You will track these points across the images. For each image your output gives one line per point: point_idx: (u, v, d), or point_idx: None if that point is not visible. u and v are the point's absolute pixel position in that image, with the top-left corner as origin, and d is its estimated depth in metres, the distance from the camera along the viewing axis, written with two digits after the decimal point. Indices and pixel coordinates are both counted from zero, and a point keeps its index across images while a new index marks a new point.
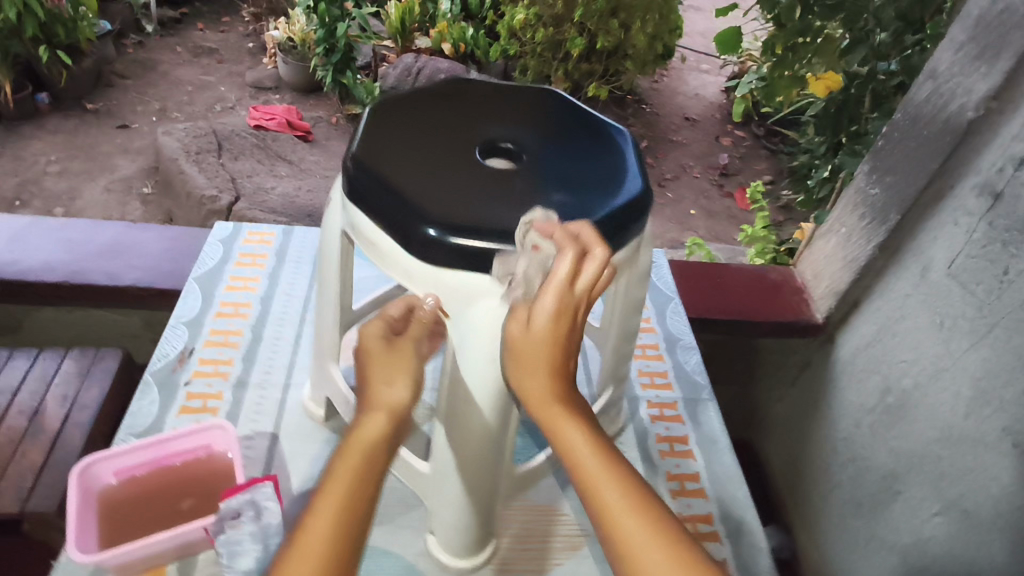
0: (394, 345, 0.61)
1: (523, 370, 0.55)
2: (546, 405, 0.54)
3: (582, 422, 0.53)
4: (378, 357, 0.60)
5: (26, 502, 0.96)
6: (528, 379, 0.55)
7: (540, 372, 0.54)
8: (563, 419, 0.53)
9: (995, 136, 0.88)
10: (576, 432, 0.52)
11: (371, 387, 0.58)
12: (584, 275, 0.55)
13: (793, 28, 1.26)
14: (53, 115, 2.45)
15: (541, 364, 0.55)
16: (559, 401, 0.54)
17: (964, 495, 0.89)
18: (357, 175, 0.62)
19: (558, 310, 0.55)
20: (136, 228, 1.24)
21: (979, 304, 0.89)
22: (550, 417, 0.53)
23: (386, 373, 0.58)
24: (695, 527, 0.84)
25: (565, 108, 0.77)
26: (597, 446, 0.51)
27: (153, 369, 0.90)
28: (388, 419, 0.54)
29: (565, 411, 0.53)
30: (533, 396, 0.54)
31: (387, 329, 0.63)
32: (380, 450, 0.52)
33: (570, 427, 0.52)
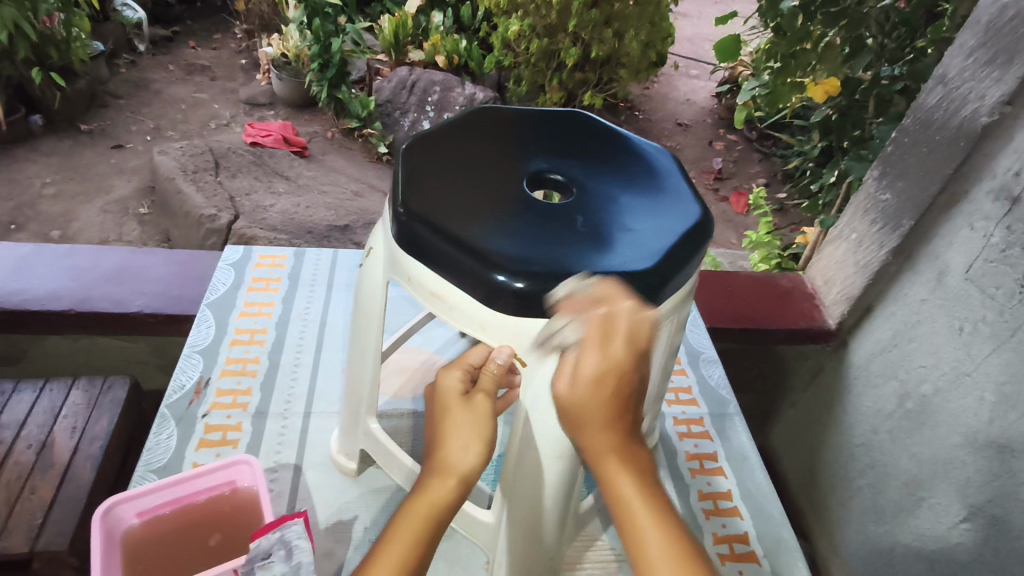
0: (470, 398, 0.62)
1: (578, 424, 0.55)
2: (601, 452, 0.55)
3: (636, 474, 0.54)
4: (451, 411, 0.62)
5: (37, 540, 0.93)
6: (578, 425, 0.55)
7: (596, 429, 0.55)
8: (616, 468, 0.54)
9: (1011, 139, 0.87)
10: (630, 484, 0.54)
11: (446, 441, 0.61)
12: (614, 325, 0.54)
13: (794, 36, 1.23)
14: (47, 137, 2.42)
15: (594, 423, 0.55)
16: (613, 451, 0.55)
17: (992, 501, 0.86)
18: (410, 224, 0.58)
19: (602, 372, 0.54)
20: (141, 253, 1.22)
21: (999, 308, 0.87)
22: (606, 468, 0.55)
23: (462, 433, 0.61)
24: (731, 548, 0.83)
25: (594, 129, 0.76)
26: (649, 500, 0.53)
27: (169, 402, 0.88)
28: (458, 486, 0.59)
29: (621, 462, 0.55)
30: (589, 447, 0.55)
31: (466, 378, 0.64)
32: (444, 513, 0.58)
33: (625, 479, 0.54)
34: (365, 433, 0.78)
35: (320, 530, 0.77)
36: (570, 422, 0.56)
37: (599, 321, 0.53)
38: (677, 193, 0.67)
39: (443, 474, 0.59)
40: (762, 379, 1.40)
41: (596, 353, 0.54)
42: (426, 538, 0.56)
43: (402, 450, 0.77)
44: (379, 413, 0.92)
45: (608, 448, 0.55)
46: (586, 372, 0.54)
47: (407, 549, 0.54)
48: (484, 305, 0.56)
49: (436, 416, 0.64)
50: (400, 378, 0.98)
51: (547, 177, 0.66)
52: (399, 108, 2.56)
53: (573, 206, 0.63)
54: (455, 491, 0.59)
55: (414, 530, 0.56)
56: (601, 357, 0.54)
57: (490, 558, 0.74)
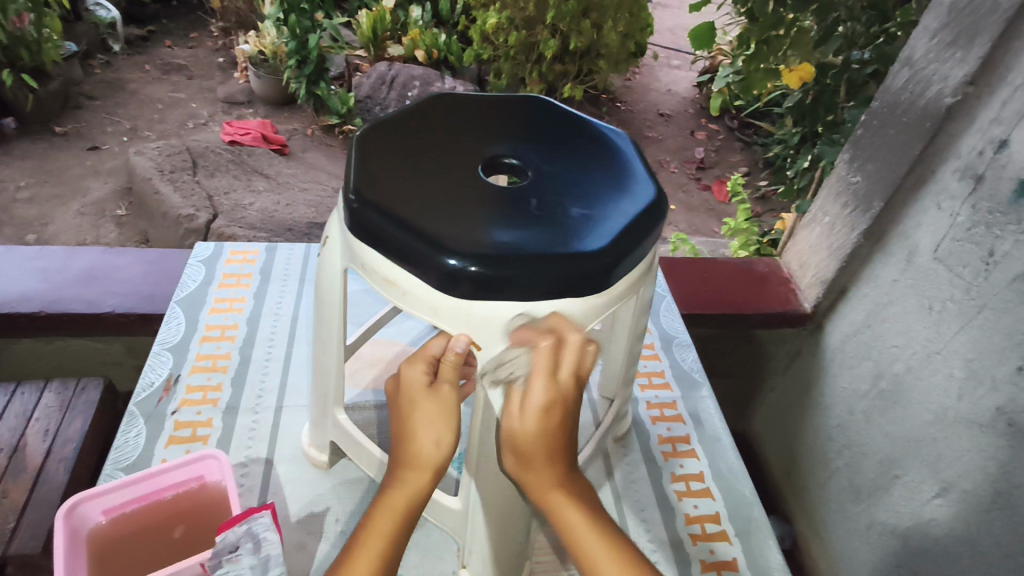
0: (435, 389, 0.62)
1: (520, 461, 0.58)
2: (547, 487, 0.57)
3: (580, 504, 0.58)
4: (420, 403, 0.61)
5: (10, 545, 0.92)
6: (520, 453, 0.58)
7: (541, 465, 0.57)
8: (563, 501, 0.57)
9: (973, 120, 0.88)
10: (576, 512, 0.57)
11: (415, 435, 0.61)
12: (565, 363, 0.57)
13: (767, 21, 1.21)
14: (21, 140, 2.39)
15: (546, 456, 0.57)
16: (559, 483, 0.58)
17: (961, 476, 0.87)
18: (362, 211, 0.57)
19: (548, 406, 0.56)
20: (113, 252, 1.21)
21: (966, 286, 0.88)
22: (550, 500, 0.58)
23: (430, 427, 0.60)
24: (702, 528, 0.84)
25: (553, 114, 0.76)
26: (594, 523, 0.57)
27: (138, 400, 0.87)
28: (431, 478, 0.60)
29: (565, 495, 0.57)
30: (535, 483, 0.58)
31: (430, 369, 0.64)
32: (416, 509, 0.59)
33: (570, 510, 0.57)
34: (334, 424, 0.78)
35: (290, 523, 0.77)
36: (517, 458, 0.58)
37: (548, 351, 0.56)
38: (634, 174, 0.67)
39: (416, 468, 0.59)
40: (741, 365, 1.40)
41: (542, 385, 0.56)
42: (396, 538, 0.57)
43: (370, 440, 0.77)
44: (350, 405, 0.92)
45: (553, 483, 0.57)
46: (535, 406, 0.56)
47: (380, 545, 0.56)
48: (439, 291, 0.56)
49: (402, 408, 0.63)
50: (372, 371, 0.98)
51: (503, 162, 0.67)
52: (379, 104, 2.54)
53: (528, 189, 0.63)
54: (427, 484, 0.60)
55: (389, 527, 0.57)
56: (543, 392, 0.56)
57: (459, 545, 0.74)
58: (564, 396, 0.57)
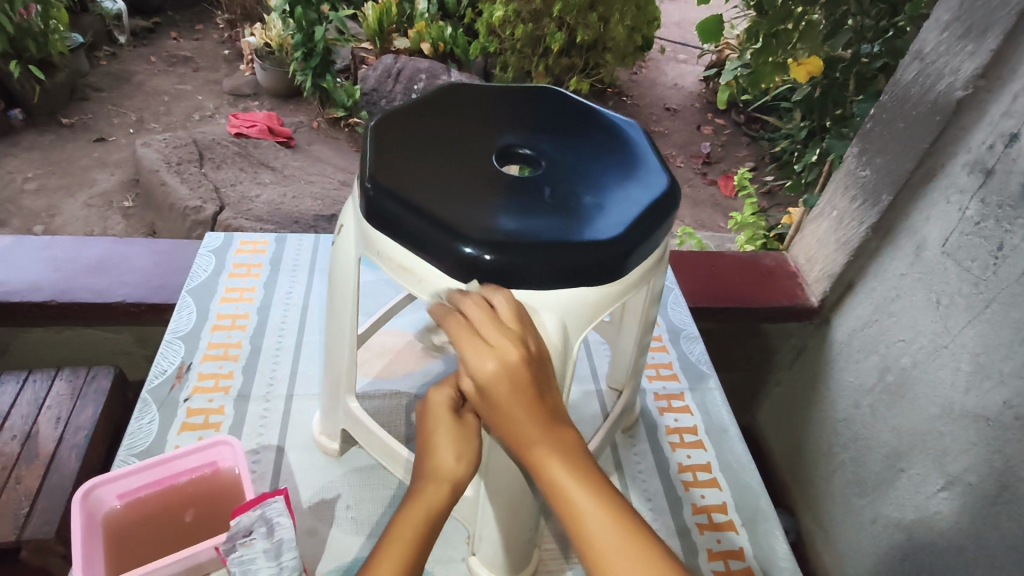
0: (461, 417, 0.60)
1: (494, 416, 0.52)
2: (528, 441, 0.51)
3: (566, 456, 0.51)
4: (443, 427, 0.60)
5: (24, 530, 0.94)
6: (490, 402, 0.52)
7: (517, 414, 0.51)
8: (546, 455, 0.51)
9: (985, 114, 0.87)
10: (560, 466, 0.50)
11: (435, 451, 0.59)
12: (488, 313, 0.52)
13: (776, 15, 1.22)
14: (27, 131, 2.39)
15: (515, 412, 0.51)
16: (540, 436, 0.51)
17: (968, 469, 0.87)
18: (378, 199, 0.58)
19: (495, 367, 0.50)
20: (124, 243, 1.22)
21: (975, 281, 0.88)
22: (533, 455, 0.51)
23: (451, 444, 0.59)
24: (709, 517, 0.84)
25: (566, 104, 0.76)
26: (581, 478, 0.49)
27: (150, 387, 0.88)
28: (450, 491, 0.58)
29: (550, 447, 0.51)
30: (517, 442, 0.52)
31: (456, 397, 0.62)
32: (438, 521, 0.56)
33: (552, 462, 0.50)
34: (345, 413, 0.78)
35: (302, 509, 0.78)
36: (494, 412, 0.52)
37: (467, 315, 0.52)
38: (646, 163, 0.67)
39: (436, 480, 0.58)
40: (747, 358, 1.41)
41: (476, 348, 0.51)
42: (422, 541, 0.54)
43: (383, 429, 0.77)
44: (361, 394, 0.93)
45: (536, 435, 0.51)
46: (483, 366, 0.51)
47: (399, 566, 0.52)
48: (455, 279, 0.57)
49: (424, 429, 0.61)
50: (381, 361, 0.99)
51: (516, 151, 0.67)
52: (384, 97, 2.54)
53: (541, 179, 0.63)
54: (449, 499, 0.58)
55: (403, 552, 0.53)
56: (484, 352, 0.51)
57: (471, 533, 0.75)
58: (505, 352, 0.51)
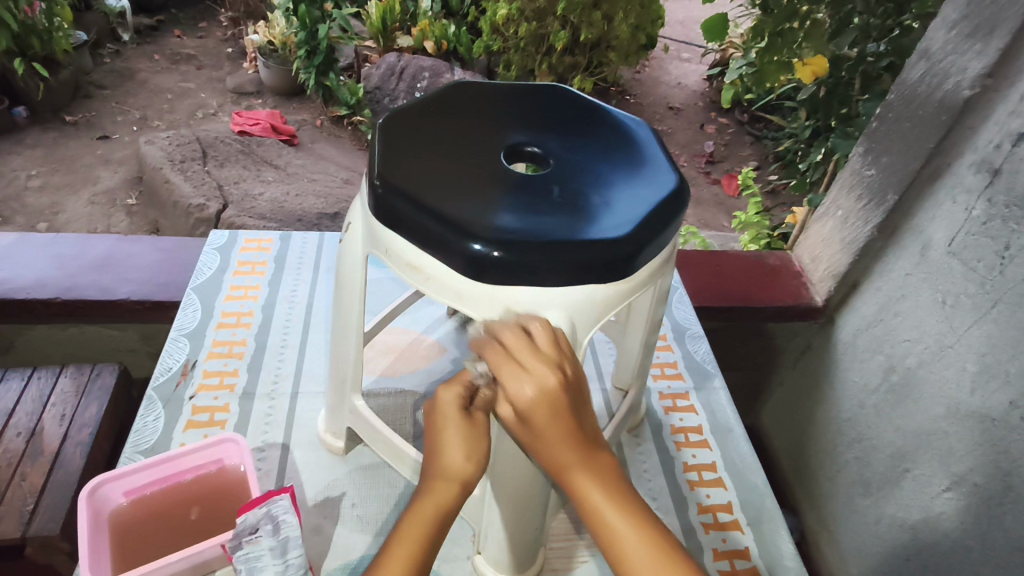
0: (470, 416, 0.59)
1: (532, 442, 0.53)
2: (566, 466, 0.52)
3: (604, 482, 0.52)
4: (453, 426, 0.58)
5: (29, 526, 0.94)
6: (529, 428, 0.52)
7: (557, 443, 0.52)
8: (584, 479, 0.52)
9: (992, 113, 0.87)
10: (598, 491, 0.52)
11: (445, 450, 0.58)
12: (528, 343, 0.53)
13: (781, 14, 1.21)
14: (31, 128, 2.40)
15: (553, 439, 0.52)
16: (578, 462, 0.52)
17: (973, 470, 0.87)
18: (386, 196, 0.58)
19: (537, 397, 0.51)
20: (128, 240, 1.22)
21: (981, 281, 0.88)
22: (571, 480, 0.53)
23: (462, 445, 0.58)
24: (715, 517, 0.84)
25: (573, 103, 0.76)
26: (620, 503, 0.51)
27: (155, 384, 0.88)
28: (460, 491, 0.58)
29: (588, 472, 0.52)
30: (554, 466, 0.53)
31: (465, 393, 0.59)
32: (447, 521, 0.57)
33: (591, 487, 0.52)
34: (351, 410, 0.78)
35: (307, 506, 0.78)
36: (533, 439, 0.53)
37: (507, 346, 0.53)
38: (654, 162, 0.67)
39: (446, 480, 0.58)
40: (752, 358, 1.40)
41: (517, 378, 0.51)
42: (430, 541, 0.55)
43: (389, 428, 0.77)
44: (366, 393, 0.93)
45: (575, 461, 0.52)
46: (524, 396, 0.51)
47: (408, 563, 0.53)
48: (464, 277, 0.57)
49: (432, 425, 0.60)
50: (386, 359, 0.99)
51: (524, 150, 0.67)
52: (387, 95, 2.53)
53: (549, 177, 0.63)
54: (457, 498, 0.58)
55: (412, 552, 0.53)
56: (526, 381, 0.51)
57: (477, 532, 0.75)
58: (546, 384, 0.51)
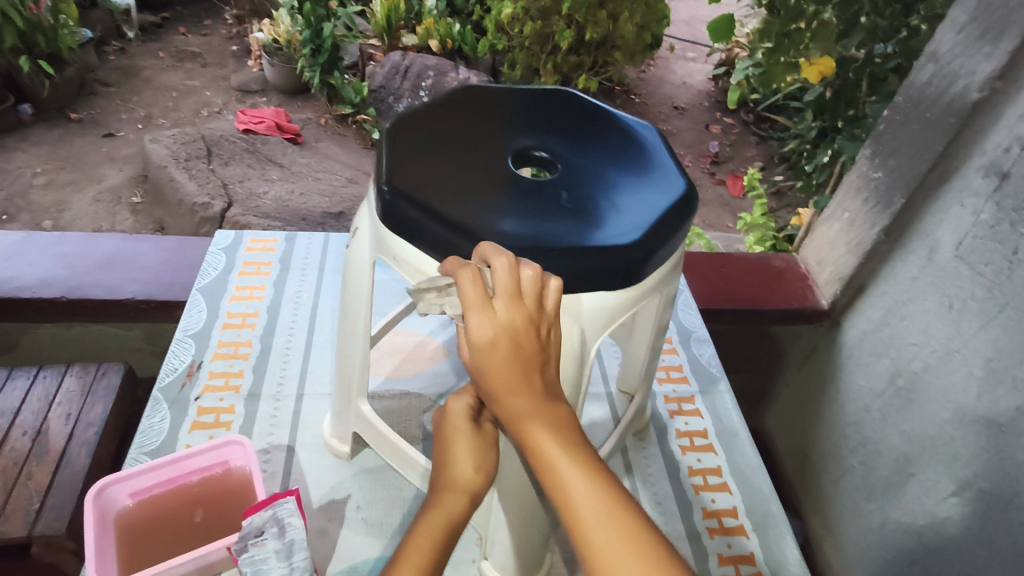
0: (479, 427, 0.63)
1: (487, 388, 0.50)
2: (519, 415, 0.49)
3: (558, 433, 0.48)
4: (462, 436, 0.62)
5: (34, 526, 0.94)
6: (485, 373, 0.50)
7: (511, 388, 0.49)
8: (537, 431, 0.48)
9: (1002, 115, 0.86)
10: (549, 440, 0.48)
11: (455, 460, 0.61)
12: (503, 281, 0.50)
13: (788, 15, 1.21)
14: (37, 126, 2.40)
15: (507, 382, 0.49)
16: (532, 411, 0.49)
17: (979, 475, 0.86)
18: (395, 203, 0.58)
19: (494, 335, 0.49)
20: (134, 239, 1.22)
21: (988, 285, 0.87)
22: (524, 431, 0.49)
23: (471, 454, 0.61)
24: (720, 522, 0.84)
25: (580, 106, 0.76)
26: (572, 454, 0.47)
27: (162, 385, 0.88)
28: (468, 501, 0.60)
29: (541, 423, 0.48)
30: (508, 414, 0.49)
31: (474, 405, 0.64)
32: (455, 530, 0.58)
33: (544, 437, 0.48)
34: (356, 415, 0.78)
35: (312, 509, 0.78)
36: (488, 383, 0.50)
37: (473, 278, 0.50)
38: (662, 167, 0.67)
39: (456, 490, 0.60)
40: (756, 360, 1.40)
41: (479, 318, 0.49)
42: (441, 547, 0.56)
43: (395, 432, 0.78)
44: (371, 395, 0.93)
45: (528, 409, 0.49)
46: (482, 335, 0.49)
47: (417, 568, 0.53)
48: None
49: (442, 437, 0.64)
50: (391, 361, 0.99)
51: (532, 154, 0.67)
52: (392, 93, 2.54)
53: (558, 182, 0.63)
54: (467, 508, 0.60)
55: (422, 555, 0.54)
56: (487, 320, 0.49)
57: (482, 536, 0.75)
58: (512, 326, 0.49)
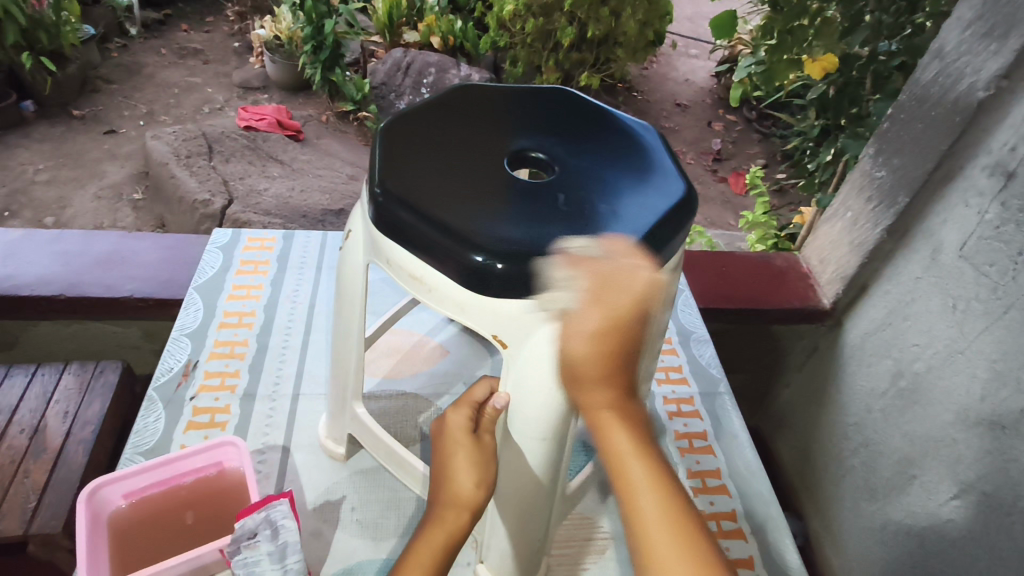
0: (477, 439, 0.64)
1: (571, 374, 0.52)
2: (594, 404, 0.51)
3: (628, 427, 0.50)
4: (462, 449, 0.63)
5: (31, 524, 0.94)
6: (574, 360, 0.52)
7: (592, 378, 0.51)
8: (607, 420, 0.50)
9: (1007, 114, 0.85)
10: (623, 435, 0.49)
11: (454, 475, 0.63)
12: (632, 284, 0.50)
13: (791, 11, 1.20)
14: (39, 123, 2.40)
15: (590, 371, 0.51)
16: (607, 404, 0.51)
17: (982, 478, 0.85)
18: (388, 206, 0.57)
19: (601, 332, 0.49)
20: (132, 237, 1.21)
21: (993, 286, 0.86)
22: (596, 419, 0.51)
23: (470, 469, 0.62)
24: (719, 525, 0.83)
25: (578, 106, 0.75)
26: (639, 449, 0.49)
27: (157, 385, 0.88)
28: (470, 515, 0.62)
29: (610, 415, 0.50)
30: (585, 398, 0.52)
31: (473, 416, 0.65)
32: (457, 542, 0.62)
33: (615, 431, 0.50)
34: (352, 418, 0.78)
35: (306, 510, 0.77)
36: (569, 366, 0.52)
37: (603, 275, 0.50)
38: (661, 169, 0.66)
39: (457, 506, 0.62)
40: (757, 359, 1.39)
41: (594, 309, 0.49)
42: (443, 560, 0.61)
43: (391, 435, 0.77)
44: (367, 395, 0.92)
45: (599, 401, 0.51)
46: (585, 329, 0.50)
47: None
48: (466, 288, 0.56)
49: (442, 450, 0.65)
50: (388, 361, 0.98)
51: (529, 155, 0.66)
52: (393, 90, 2.53)
53: (555, 184, 0.62)
54: (467, 522, 0.62)
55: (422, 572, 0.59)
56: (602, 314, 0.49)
57: (479, 539, 0.75)
58: (623, 323, 0.49)
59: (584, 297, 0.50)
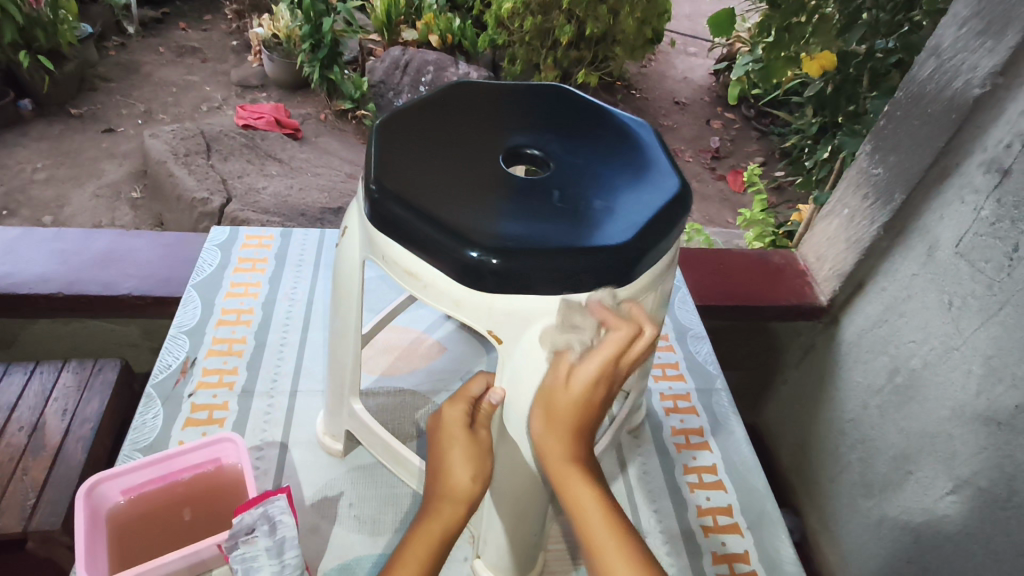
0: (474, 434, 0.64)
1: (545, 426, 0.57)
2: (562, 461, 0.56)
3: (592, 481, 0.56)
4: (459, 443, 0.64)
5: (30, 521, 0.94)
6: (551, 414, 0.57)
7: (564, 434, 0.56)
8: (573, 476, 0.56)
9: (1002, 111, 0.85)
10: (587, 489, 0.55)
11: (451, 468, 0.63)
12: (632, 352, 0.56)
13: (789, 8, 1.22)
14: (37, 121, 2.40)
15: (563, 425, 0.56)
16: (574, 461, 0.56)
17: (977, 473, 0.86)
18: (383, 203, 0.57)
19: (595, 383, 0.55)
20: (130, 235, 1.21)
21: (988, 282, 0.86)
22: (563, 475, 0.56)
23: (467, 463, 0.63)
24: (714, 520, 0.84)
25: (573, 103, 0.75)
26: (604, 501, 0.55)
27: (155, 381, 0.88)
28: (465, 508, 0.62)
29: (576, 471, 0.56)
30: (550, 458, 0.57)
31: (470, 411, 0.65)
32: (451, 537, 0.61)
33: (581, 486, 0.55)
34: (350, 413, 0.78)
35: (304, 506, 0.78)
36: (545, 419, 0.57)
37: (616, 335, 0.55)
38: (657, 166, 0.66)
39: (453, 500, 0.62)
40: (755, 357, 1.40)
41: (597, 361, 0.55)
42: (438, 556, 0.60)
43: (388, 430, 0.77)
44: (366, 391, 0.93)
45: (568, 457, 0.56)
46: (578, 380, 0.55)
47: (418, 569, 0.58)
48: (462, 283, 0.56)
49: (439, 444, 0.65)
50: (386, 358, 0.98)
51: (524, 152, 0.66)
52: (392, 88, 2.53)
53: (550, 181, 0.62)
54: (463, 515, 0.62)
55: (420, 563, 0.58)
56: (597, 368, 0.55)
57: (477, 534, 0.75)
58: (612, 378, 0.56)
59: (591, 349, 0.56)
